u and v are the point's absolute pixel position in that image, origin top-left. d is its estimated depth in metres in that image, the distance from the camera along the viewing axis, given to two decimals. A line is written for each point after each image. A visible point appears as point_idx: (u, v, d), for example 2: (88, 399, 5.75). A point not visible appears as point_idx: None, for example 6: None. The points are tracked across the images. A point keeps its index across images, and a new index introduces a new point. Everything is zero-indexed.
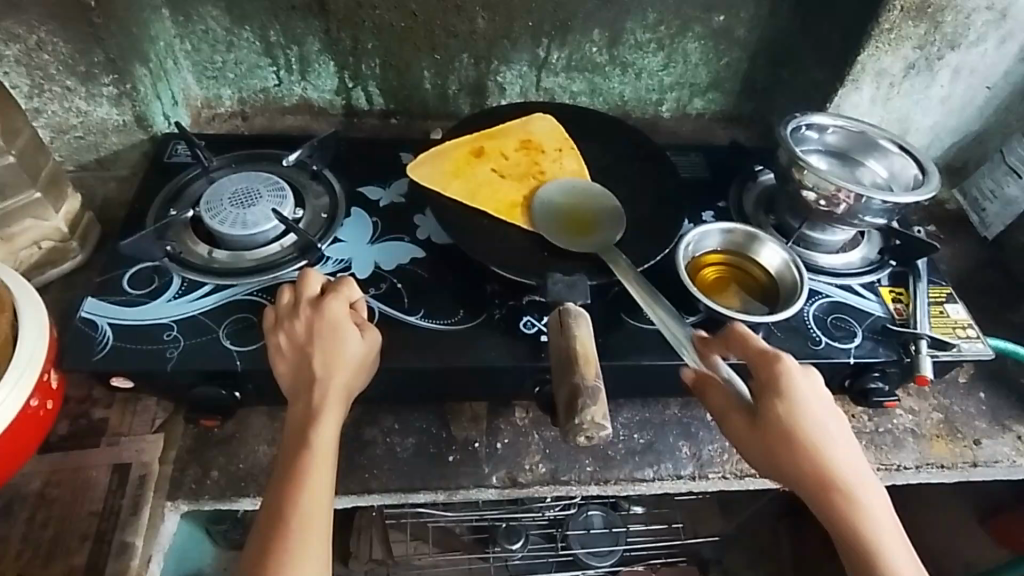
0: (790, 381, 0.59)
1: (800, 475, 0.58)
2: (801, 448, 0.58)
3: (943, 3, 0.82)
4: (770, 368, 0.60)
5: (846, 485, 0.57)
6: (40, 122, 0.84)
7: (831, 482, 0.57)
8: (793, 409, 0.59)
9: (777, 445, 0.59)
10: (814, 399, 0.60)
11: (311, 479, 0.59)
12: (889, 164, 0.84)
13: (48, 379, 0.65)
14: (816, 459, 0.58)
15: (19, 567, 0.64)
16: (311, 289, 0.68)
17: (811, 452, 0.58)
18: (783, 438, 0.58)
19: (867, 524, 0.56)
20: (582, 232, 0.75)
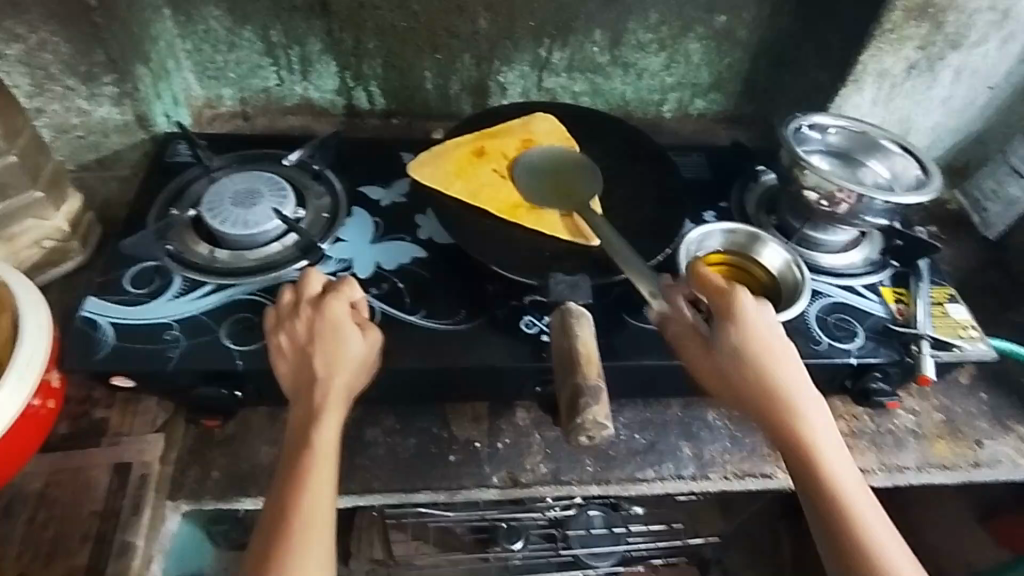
0: (746, 312, 0.61)
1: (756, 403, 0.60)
2: (756, 377, 0.59)
3: (945, 3, 0.82)
4: (727, 301, 0.61)
5: (799, 413, 0.59)
6: (42, 121, 0.84)
7: (784, 410, 0.59)
8: (749, 339, 0.60)
9: (734, 374, 0.60)
10: (769, 330, 0.61)
11: (313, 480, 0.58)
12: (891, 164, 0.84)
13: (49, 379, 0.65)
14: (769, 388, 0.59)
15: (20, 567, 0.64)
16: (312, 289, 0.68)
17: (767, 381, 0.59)
18: (740, 367, 0.60)
19: (818, 452, 0.58)
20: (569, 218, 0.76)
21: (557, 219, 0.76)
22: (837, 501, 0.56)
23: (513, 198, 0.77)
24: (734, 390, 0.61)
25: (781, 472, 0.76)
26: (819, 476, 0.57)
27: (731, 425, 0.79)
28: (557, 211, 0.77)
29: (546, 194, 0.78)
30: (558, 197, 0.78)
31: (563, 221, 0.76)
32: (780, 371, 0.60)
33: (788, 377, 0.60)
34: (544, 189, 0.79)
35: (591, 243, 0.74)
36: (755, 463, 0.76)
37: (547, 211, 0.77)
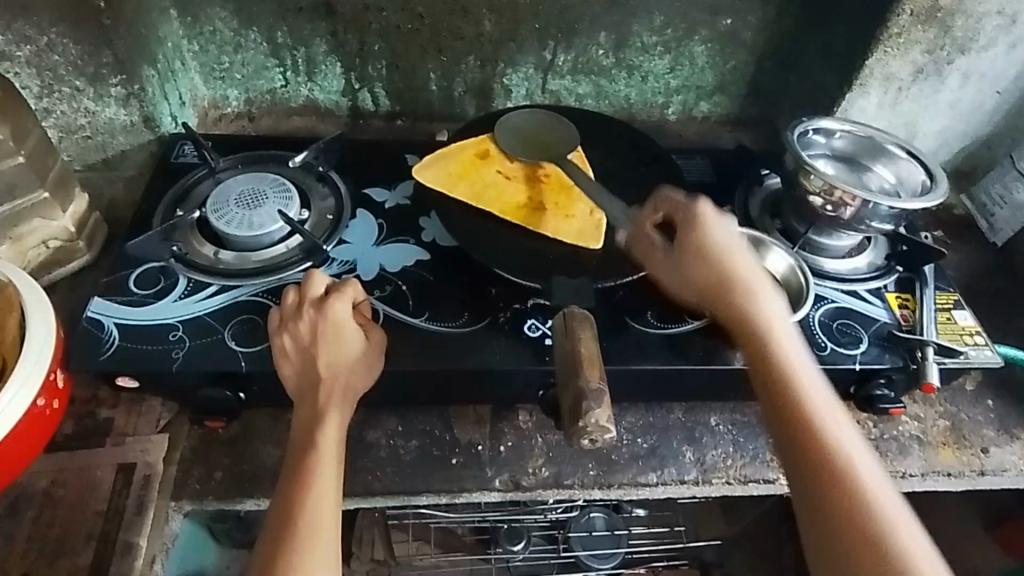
0: (707, 215, 0.66)
1: (713, 288, 0.63)
2: (714, 264, 0.63)
3: (953, 8, 0.81)
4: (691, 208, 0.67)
5: (755, 296, 0.62)
6: (49, 122, 0.85)
7: (740, 293, 0.61)
8: (711, 235, 0.65)
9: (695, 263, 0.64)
10: (731, 233, 0.66)
11: (320, 480, 0.59)
12: (897, 169, 0.84)
13: (54, 379, 0.65)
14: (728, 271, 0.63)
15: (25, 566, 0.65)
16: (316, 289, 0.68)
17: (724, 266, 0.63)
18: (700, 257, 0.64)
19: (769, 336, 0.59)
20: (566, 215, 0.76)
21: (558, 220, 0.76)
22: (787, 374, 0.57)
23: (515, 199, 0.77)
24: (691, 278, 0.64)
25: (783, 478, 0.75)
26: (772, 353, 0.58)
27: (734, 430, 0.78)
28: (559, 212, 0.77)
29: (549, 195, 0.78)
30: (560, 196, 0.78)
31: (564, 223, 0.76)
32: (739, 261, 0.63)
33: (748, 268, 0.63)
34: (548, 189, 0.79)
35: (591, 244, 0.74)
36: (758, 468, 0.76)
37: (548, 211, 0.77)
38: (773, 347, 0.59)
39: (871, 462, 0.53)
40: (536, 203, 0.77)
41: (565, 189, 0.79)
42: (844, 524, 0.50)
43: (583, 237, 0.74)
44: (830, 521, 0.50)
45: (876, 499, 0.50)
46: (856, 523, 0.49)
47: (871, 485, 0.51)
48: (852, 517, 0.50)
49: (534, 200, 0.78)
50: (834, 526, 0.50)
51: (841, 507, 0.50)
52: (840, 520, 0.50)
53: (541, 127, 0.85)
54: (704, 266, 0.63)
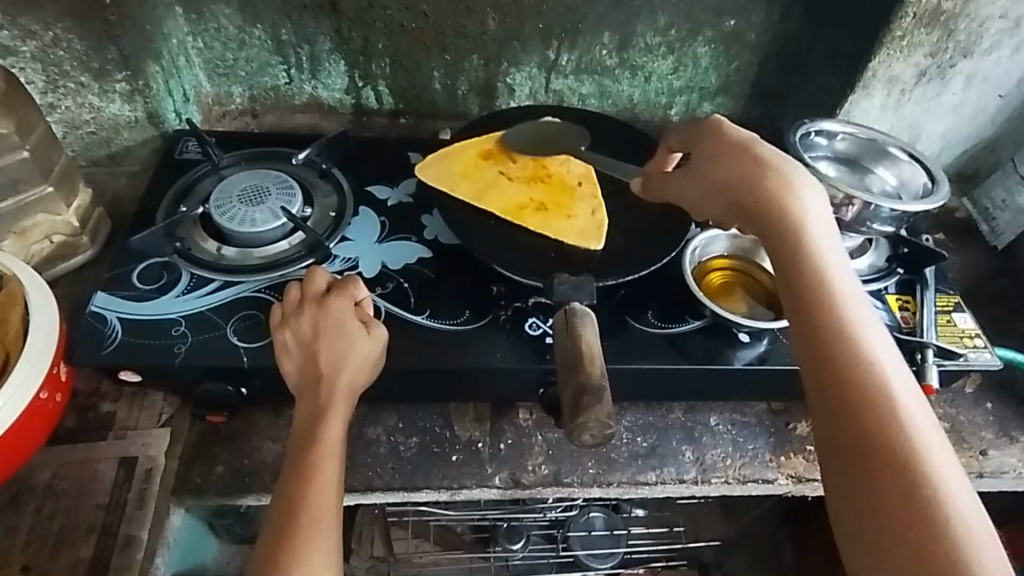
0: (737, 135, 0.66)
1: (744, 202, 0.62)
2: (745, 177, 0.62)
3: (956, 11, 0.81)
4: (721, 129, 0.67)
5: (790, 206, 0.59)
6: (54, 117, 0.85)
7: (773, 203, 0.60)
8: (740, 152, 0.64)
9: (725, 178, 0.63)
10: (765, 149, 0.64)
11: (320, 475, 0.59)
12: (898, 171, 0.84)
13: (57, 373, 0.65)
14: (758, 182, 0.61)
15: (26, 558, 0.65)
16: (318, 286, 0.69)
17: (755, 180, 0.61)
18: (728, 172, 0.63)
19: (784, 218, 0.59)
20: (566, 215, 0.77)
21: (561, 221, 0.76)
22: (816, 281, 0.55)
23: (517, 200, 0.78)
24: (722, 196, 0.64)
25: (782, 478, 0.75)
26: (805, 264, 0.56)
27: (733, 430, 0.79)
28: (561, 213, 0.77)
29: (550, 196, 0.79)
30: (562, 197, 0.78)
31: (567, 224, 0.76)
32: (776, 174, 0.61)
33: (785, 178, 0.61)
34: (550, 191, 0.79)
35: (594, 245, 0.74)
36: (757, 468, 0.76)
37: (550, 212, 0.77)
38: (807, 256, 0.57)
39: (898, 373, 0.51)
40: (539, 203, 0.78)
41: (566, 191, 0.79)
42: (857, 430, 0.48)
43: (586, 237, 0.74)
44: (844, 427, 0.49)
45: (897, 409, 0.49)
46: (871, 428, 0.48)
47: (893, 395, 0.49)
48: (867, 423, 0.48)
49: (537, 201, 0.78)
50: (850, 433, 0.49)
51: (857, 412, 0.49)
52: (856, 428, 0.48)
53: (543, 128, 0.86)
54: (732, 182, 0.63)
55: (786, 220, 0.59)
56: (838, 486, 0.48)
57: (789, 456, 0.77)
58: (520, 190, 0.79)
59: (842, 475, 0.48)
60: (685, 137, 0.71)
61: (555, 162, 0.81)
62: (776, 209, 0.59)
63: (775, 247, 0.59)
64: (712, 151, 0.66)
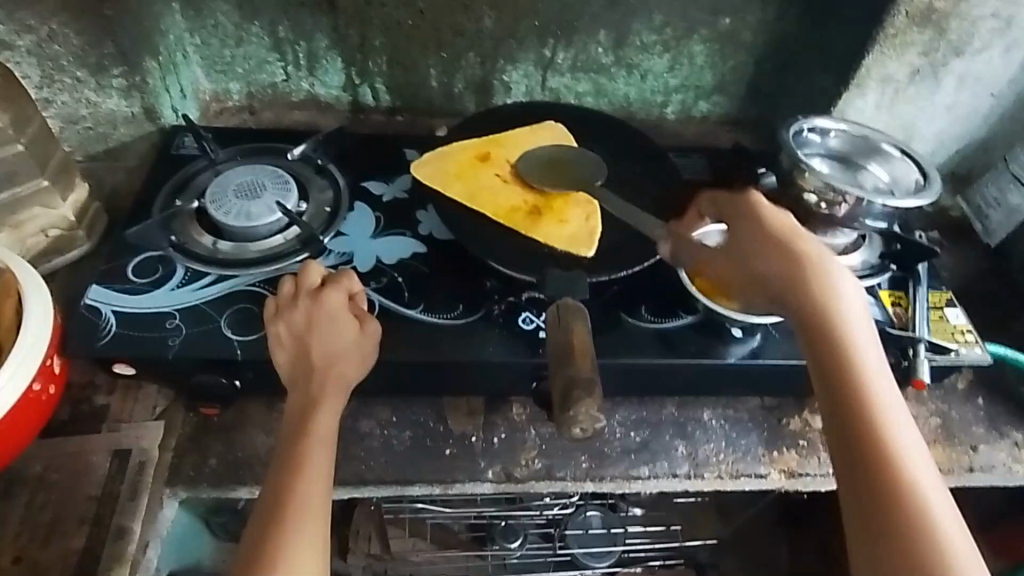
0: (770, 211, 0.65)
1: (774, 279, 0.61)
2: (778, 255, 0.61)
3: (948, 10, 0.82)
4: (752, 202, 0.66)
5: (825, 287, 0.59)
6: (50, 111, 0.86)
7: (809, 282, 0.59)
8: (772, 228, 0.63)
9: (755, 253, 0.63)
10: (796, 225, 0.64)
11: (309, 468, 0.59)
12: (891, 168, 0.84)
13: (51, 364, 0.66)
14: (794, 260, 0.61)
15: (18, 549, 0.65)
16: (313, 278, 0.69)
17: (789, 259, 0.61)
18: (760, 247, 0.63)
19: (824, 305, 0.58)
20: (560, 221, 0.76)
21: (553, 227, 0.75)
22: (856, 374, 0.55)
23: (511, 205, 0.77)
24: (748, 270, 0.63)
25: (774, 473, 0.76)
26: (840, 348, 0.56)
27: (726, 425, 0.79)
28: (554, 218, 0.76)
29: (546, 201, 0.78)
30: (558, 202, 0.78)
31: (558, 229, 0.75)
32: (811, 253, 0.61)
33: (818, 258, 0.61)
34: (546, 195, 0.78)
35: (585, 252, 0.73)
36: (749, 463, 0.76)
37: (544, 217, 0.76)
38: (843, 340, 0.57)
39: (929, 470, 0.52)
40: (533, 209, 0.77)
41: (563, 196, 0.78)
42: (893, 532, 0.49)
43: (576, 244, 0.74)
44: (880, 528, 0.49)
45: (931, 514, 0.49)
46: (908, 531, 0.49)
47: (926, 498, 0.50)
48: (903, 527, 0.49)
49: (531, 206, 0.77)
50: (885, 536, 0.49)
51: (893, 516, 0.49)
52: (890, 532, 0.49)
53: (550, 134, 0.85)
54: (763, 258, 0.62)
55: (821, 301, 0.58)
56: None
57: (781, 451, 0.77)
58: (515, 195, 0.78)
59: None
60: (715, 204, 0.70)
61: (557, 170, 0.80)
62: (812, 292, 0.59)
63: (808, 328, 0.58)
64: (742, 225, 0.65)
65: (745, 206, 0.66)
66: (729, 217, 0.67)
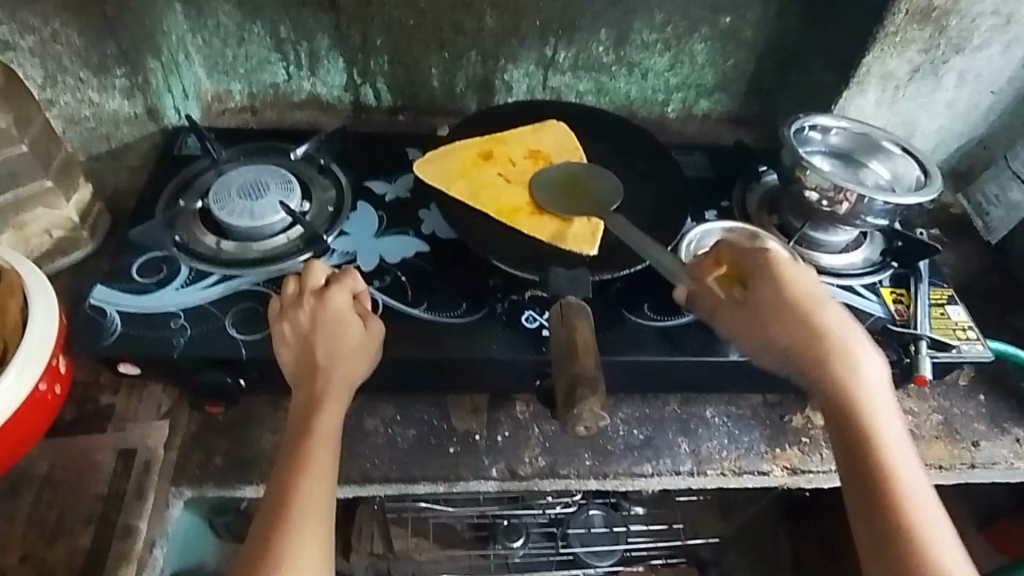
0: (795, 269, 0.65)
1: (798, 348, 0.62)
2: (803, 324, 0.62)
3: (948, 8, 0.82)
4: (775, 258, 0.65)
5: (848, 360, 0.61)
6: (53, 113, 0.84)
7: (831, 356, 0.61)
8: (794, 290, 0.63)
9: (779, 318, 0.62)
10: (817, 289, 0.64)
11: (314, 465, 0.60)
12: (892, 166, 0.84)
13: (56, 364, 0.66)
14: (817, 332, 0.62)
15: (25, 548, 0.65)
16: (316, 278, 0.69)
17: (814, 330, 0.62)
18: (785, 311, 0.62)
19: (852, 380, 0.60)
20: (562, 220, 0.76)
21: (555, 226, 0.75)
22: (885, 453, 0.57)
23: (514, 205, 0.77)
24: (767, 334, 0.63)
25: (777, 470, 0.76)
26: (864, 422, 0.58)
27: (729, 422, 0.79)
28: (556, 218, 0.76)
29: (548, 200, 0.78)
30: (559, 202, 0.78)
31: (560, 229, 0.75)
32: (834, 325, 0.62)
33: (840, 329, 0.62)
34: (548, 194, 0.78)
35: (587, 250, 0.73)
36: (752, 460, 0.77)
37: (546, 217, 0.76)
38: (864, 414, 0.59)
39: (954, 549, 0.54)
40: (535, 209, 0.77)
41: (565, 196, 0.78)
42: None
43: (578, 243, 0.74)
44: None
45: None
46: None
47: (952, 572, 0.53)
48: None
49: (533, 205, 0.77)
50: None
51: None
52: None
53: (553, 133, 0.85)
54: (787, 325, 0.62)
55: (843, 374, 0.60)
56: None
57: (784, 448, 0.77)
58: (517, 195, 0.78)
59: None
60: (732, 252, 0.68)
61: (562, 172, 0.80)
62: (840, 367, 0.60)
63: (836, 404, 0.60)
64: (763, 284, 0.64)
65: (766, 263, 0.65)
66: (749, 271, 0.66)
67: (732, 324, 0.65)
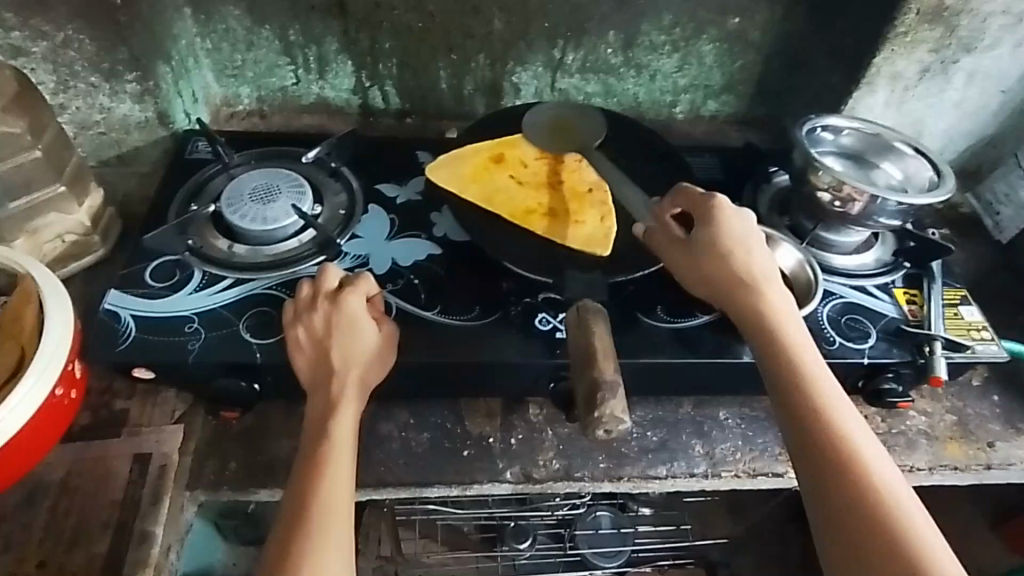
0: (729, 211, 0.66)
1: (721, 283, 0.64)
2: (728, 262, 0.64)
3: (958, 7, 0.82)
4: (713, 201, 0.67)
5: (764, 293, 0.63)
6: (65, 117, 0.85)
7: (751, 290, 0.63)
8: (726, 230, 0.65)
9: (707, 257, 0.65)
10: (748, 229, 0.66)
11: (332, 470, 0.59)
12: (904, 166, 0.85)
13: (71, 369, 0.66)
14: (741, 267, 0.64)
15: (42, 554, 0.65)
16: (331, 282, 0.69)
17: (735, 266, 0.64)
18: (712, 249, 0.65)
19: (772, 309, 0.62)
20: (574, 220, 0.77)
21: (568, 228, 0.76)
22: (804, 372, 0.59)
23: (526, 207, 0.78)
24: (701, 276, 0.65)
25: (792, 471, 0.76)
26: (779, 341, 0.60)
27: (743, 424, 0.79)
28: (569, 220, 0.76)
29: (560, 202, 0.78)
30: (571, 204, 0.78)
31: (573, 231, 0.75)
32: (755, 262, 0.64)
33: (760, 266, 0.64)
34: (560, 197, 0.79)
35: (602, 251, 0.74)
36: (767, 462, 0.76)
37: (558, 219, 0.77)
38: (783, 336, 0.61)
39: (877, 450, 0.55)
40: (547, 210, 0.78)
41: (577, 198, 0.79)
42: (854, 514, 0.52)
43: (591, 244, 0.74)
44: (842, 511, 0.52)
45: (882, 484, 0.53)
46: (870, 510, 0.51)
47: (874, 466, 0.54)
48: (867, 508, 0.52)
49: (545, 207, 0.78)
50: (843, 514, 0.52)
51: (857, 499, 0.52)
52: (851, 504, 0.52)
53: (561, 135, 0.86)
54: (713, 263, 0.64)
55: (760, 304, 0.63)
56: (832, 550, 0.52)
57: None
58: (529, 197, 0.79)
59: (846, 554, 0.51)
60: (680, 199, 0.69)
61: (569, 171, 0.81)
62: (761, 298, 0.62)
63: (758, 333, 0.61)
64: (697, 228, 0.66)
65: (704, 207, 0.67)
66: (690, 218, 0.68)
67: (677, 267, 0.67)
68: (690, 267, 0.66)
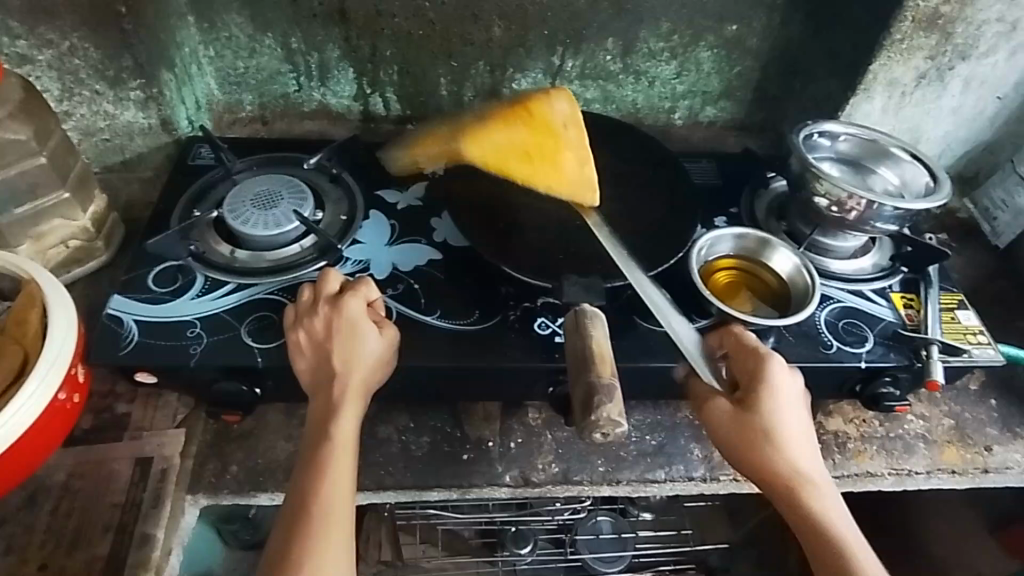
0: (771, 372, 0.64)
1: (745, 427, 0.63)
2: (777, 439, 0.62)
3: (953, 15, 0.83)
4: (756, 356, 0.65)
5: (812, 480, 0.62)
6: (69, 124, 0.87)
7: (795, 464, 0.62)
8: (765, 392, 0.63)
9: (744, 440, 0.63)
10: (791, 406, 0.64)
11: (333, 471, 0.60)
12: (900, 172, 0.85)
13: (75, 373, 0.66)
14: (770, 421, 0.62)
15: (43, 556, 0.66)
16: (331, 286, 0.70)
17: (768, 464, 0.62)
18: (751, 435, 0.62)
19: (795, 452, 0.62)
20: (548, 160, 0.76)
21: (550, 173, 0.76)
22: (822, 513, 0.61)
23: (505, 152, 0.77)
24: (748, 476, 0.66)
25: None
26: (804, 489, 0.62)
27: None
28: (549, 163, 0.76)
29: (538, 142, 0.78)
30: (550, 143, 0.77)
31: (552, 172, 0.76)
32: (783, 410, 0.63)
33: (792, 425, 0.63)
34: (531, 135, 0.78)
35: (585, 196, 0.75)
36: None
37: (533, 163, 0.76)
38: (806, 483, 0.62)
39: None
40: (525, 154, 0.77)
41: (548, 133, 0.78)
42: None
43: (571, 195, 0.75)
44: None
45: None
46: None
47: None
48: None
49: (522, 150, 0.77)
50: None
51: None
52: None
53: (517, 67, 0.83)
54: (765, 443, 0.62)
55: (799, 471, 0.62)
56: None
57: None
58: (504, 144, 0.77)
59: None
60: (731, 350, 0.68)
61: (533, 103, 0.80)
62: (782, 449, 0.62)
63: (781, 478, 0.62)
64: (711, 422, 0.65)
65: (749, 386, 0.64)
66: (729, 400, 0.64)
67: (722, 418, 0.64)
68: (733, 423, 0.63)
